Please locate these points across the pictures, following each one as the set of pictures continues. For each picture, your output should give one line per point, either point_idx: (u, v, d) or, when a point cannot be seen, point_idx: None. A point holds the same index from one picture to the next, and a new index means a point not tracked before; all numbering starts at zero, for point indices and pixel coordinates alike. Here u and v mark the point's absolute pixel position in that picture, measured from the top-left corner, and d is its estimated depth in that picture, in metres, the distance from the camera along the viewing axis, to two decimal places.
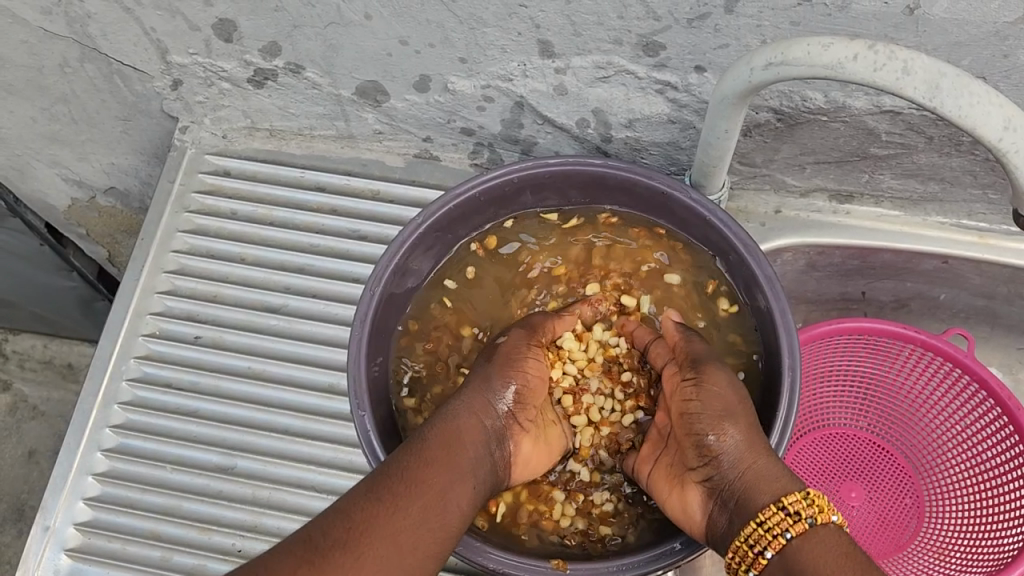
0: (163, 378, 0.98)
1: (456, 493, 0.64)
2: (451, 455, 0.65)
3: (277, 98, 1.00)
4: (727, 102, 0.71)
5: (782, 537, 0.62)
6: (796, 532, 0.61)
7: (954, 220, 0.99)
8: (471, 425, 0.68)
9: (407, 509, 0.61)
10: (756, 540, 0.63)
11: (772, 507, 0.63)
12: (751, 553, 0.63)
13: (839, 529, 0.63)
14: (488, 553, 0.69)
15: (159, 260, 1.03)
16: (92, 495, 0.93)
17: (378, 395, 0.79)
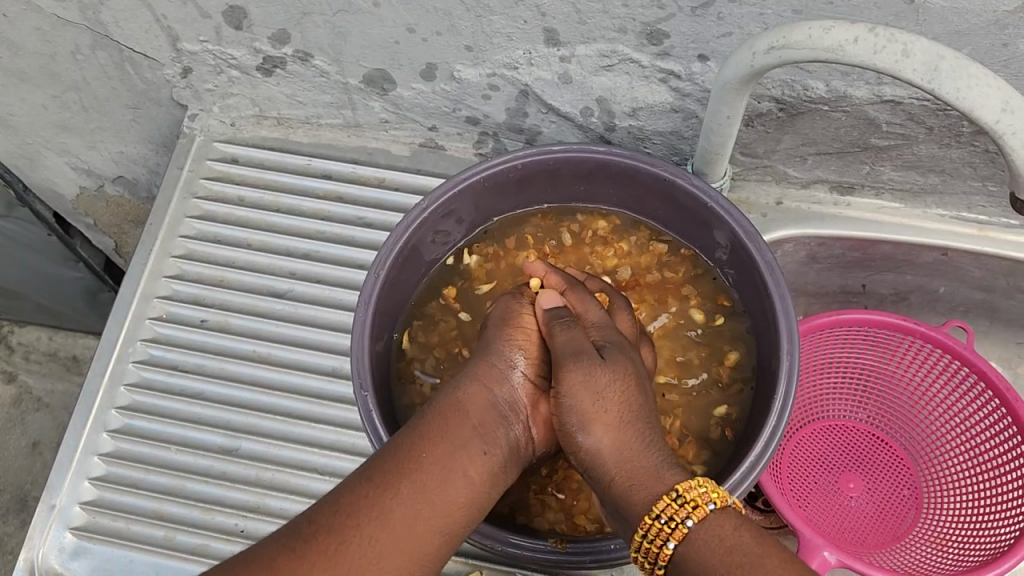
0: (169, 361, 0.99)
1: (458, 464, 0.62)
2: (452, 427, 0.64)
3: (285, 86, 1.02)
4: (729, 87, 0.72)
5: (705, 507, 0.59)
6: (718, 506, 0.60)
7: (954, 212, 0.99)
8: (477, 395, 0.66)
9: (395, 493, 0.60)
10: (675, 512, 0.59)
11: (694, 482, 0.60)
12: (668, 526, 0.59)
13: (720, 515, 0.60)
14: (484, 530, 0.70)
15: (167, 245, 1.04)
16: (98, 474, 0.94)
17: (381, 385, 0.80)
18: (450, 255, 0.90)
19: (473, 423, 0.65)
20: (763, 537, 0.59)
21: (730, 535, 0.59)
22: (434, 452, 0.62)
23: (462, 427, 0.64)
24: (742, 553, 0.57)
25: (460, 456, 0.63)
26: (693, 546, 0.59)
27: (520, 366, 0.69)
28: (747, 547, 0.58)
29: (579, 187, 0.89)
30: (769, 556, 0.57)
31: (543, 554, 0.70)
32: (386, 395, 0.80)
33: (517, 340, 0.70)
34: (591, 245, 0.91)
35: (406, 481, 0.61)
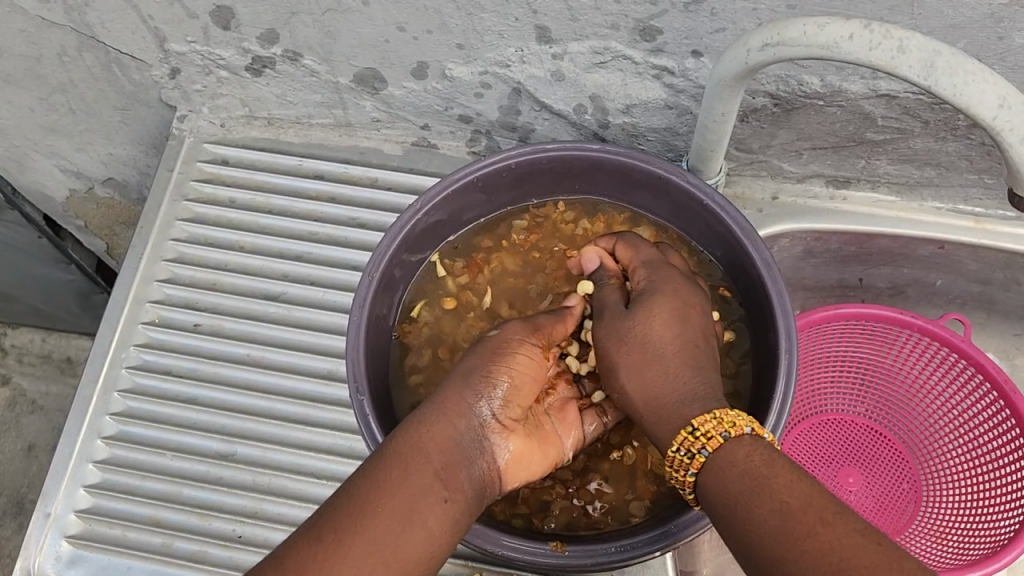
0: (162, 366, 0.98)
1: (406, 521, 0.59)
2: (408, 473, 0.60)
3: (275, 86, 1.01)
4: (723, 84, 0.72)
5: (721, 437, 0.61)
6: (733, 434, 0.61)
7: (950, 205, 0.99)
8: (441, 434, 0.63)
9: (345, 560, 0.56)
10: (692, 445, 0.62)
11: (709, 415, 0.62)
12: (687, 456, 0.62)
13: (737, 439, 0.61)
14: (480, 531, 0.70)
15: (158, 248, 1.03)
16: (93, 482, 0.94)
17: (378, 390, 0.79)
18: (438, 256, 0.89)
19: (435, 468, 0.61)
20: (777, 460, 0.60)
21: (741, 461, 0.60)
22: (386, 507, 0.59)
23: (422, 471, 0.61)
24: (752, 479, 0.58)
25: (412, 509, 0.59)
26: (710, 476, 0.61)
27: (490, 401, 0.65)
28: (759, 472, 0.59)
29: (573, 183, 0.88)
30: (777, 478, 0.58)
31: (542, 557, 0.69)
32: (383, 399, 0.80)
33: (496, 369, 0.66)
34: (574, 225, 0.89)
35: (349, 545, 0.57)
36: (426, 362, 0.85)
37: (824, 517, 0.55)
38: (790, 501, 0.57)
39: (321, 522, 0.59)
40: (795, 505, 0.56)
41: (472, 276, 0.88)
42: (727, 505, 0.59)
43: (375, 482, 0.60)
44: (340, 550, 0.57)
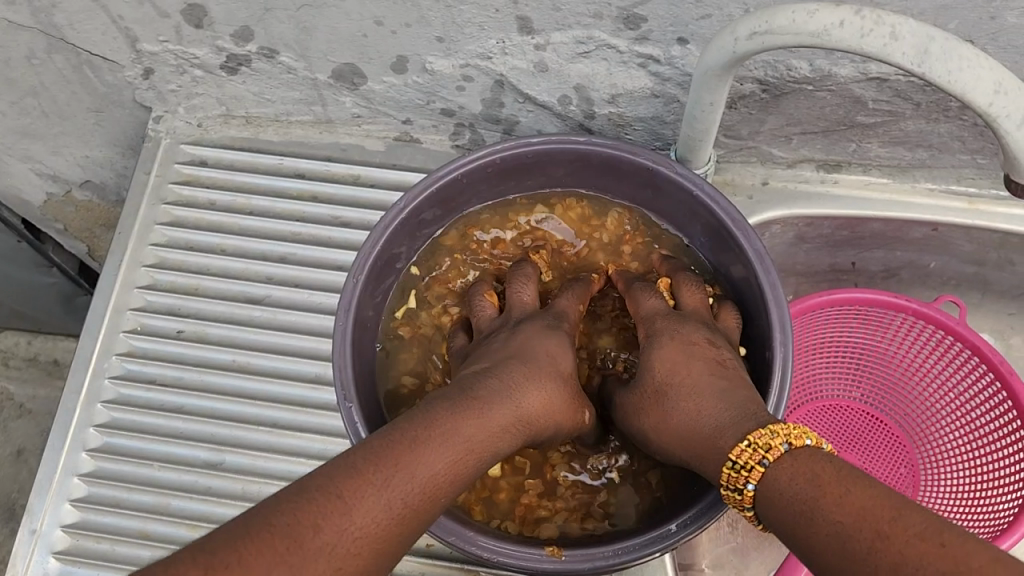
0: (146, 375, 0.96)
1: (433, 507, 0.58)
2: (459, 454, 0.60)
3: (252, 84, 0.98)
4: (710, 74, 0.70)
5: (761, 466, 0.61)
6: (773, 460, 0.60)
7: (943, 185, 0.97)
8: (495, 426, 0.63)
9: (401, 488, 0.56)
10: (737, 480, 0.62)
11: (743, 443, 0.62)
12: (739, 493, 0.63)
13: (776, 466, 0.60)
14: (479, 543, 0.70)
15: (137, 254, 1.01)
16: (79, 496, 0.92)
17: (366, 395, 0.78)
18: (414, 264, 0.87)
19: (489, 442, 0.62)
20: (825, 474, 0.58)
21: (787, 488, 0.59)
22: (431, 483, 0.58)
23: (482, 436, 0.62)
24: (803, 505, 0.57)
25: (444, 492, 0.58)
26: (767, 505, 0.61)
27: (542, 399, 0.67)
28: (807, 496, 0.57)
29: (557, 176, 0.86)
30: (828, 496, 0.56)
31: (539, 563, 0.69)
32: (371, 404, 0.79)
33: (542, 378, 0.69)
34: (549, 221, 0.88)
35: (391, 503, 0.55)
36: (415, 365, 0.84)
37: (884, 529, 0.52)
38: (841, 521, 0.54)
39: (373, 460, 0.56)
40: (850, 520, 0.54)
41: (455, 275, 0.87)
42: (789, 538, 0.58)
43: (432, 448, 0.58)
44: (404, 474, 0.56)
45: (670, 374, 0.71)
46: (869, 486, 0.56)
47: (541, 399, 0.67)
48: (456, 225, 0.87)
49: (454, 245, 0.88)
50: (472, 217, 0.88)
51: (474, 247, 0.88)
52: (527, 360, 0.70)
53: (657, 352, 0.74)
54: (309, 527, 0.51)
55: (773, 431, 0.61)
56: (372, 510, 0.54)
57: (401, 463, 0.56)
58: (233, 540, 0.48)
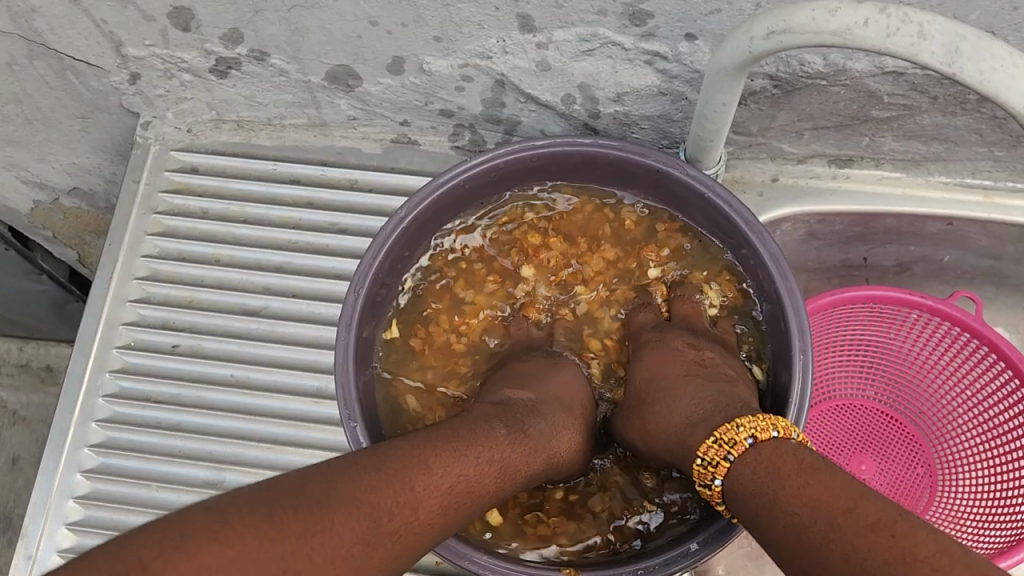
0: (141, 393, 0.93)
1: (475, 512, 0.62)
2: (504, 466, 0.64)
3: (242, 87, 0.95)
4: (724, 74, 0.67)
5: (726, 461, 0.62)
6: (736, 455, 0.62)
7: (958, 178, 0.95)
8: (534, 442, 0.67)
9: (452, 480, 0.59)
10: (706, 476, 0.64)
11: (711, 440, 0.64)
12: (710, 488, 0.64)
13: (739, 461, 0.61)
14: (483, 560, 0.68)
15: (129, 266, 0.97)
16: (75, 519, 0.89)
17: (370, 412, 0.75)
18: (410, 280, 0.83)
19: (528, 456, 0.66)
20: (782, 464, 0.59)
21: (750, 479, 0.60)
22: (482, 490, 0.61)
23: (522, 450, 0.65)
24: (763, 496, 0.58)
25: (487, 499, 0.62)
26: (733, 500, 0.62)
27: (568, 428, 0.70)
28: (767, 487, 0.58)
29: (562, 178, 0.83)
30: (784, 487, 0.57)
31: None
32: (376, 422, 0.76)
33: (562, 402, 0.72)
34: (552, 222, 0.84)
35: (449, 504, 0.59)
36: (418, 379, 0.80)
37: (836, 520, 0.53)
38: (798, 511, 0.55)
39: (441, 458, 0.59)
40: (803, 512, 0.55)
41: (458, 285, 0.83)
42: (752, 526, 0.59)
43: (487, 457, 0.62)
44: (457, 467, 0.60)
45: (657, 375, 0.73)
46: (826, 475, 0.56)
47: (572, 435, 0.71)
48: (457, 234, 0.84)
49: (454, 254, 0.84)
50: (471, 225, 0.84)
51: (474, 257, 0.84)
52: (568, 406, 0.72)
53: (648, 358, 0.75)
54: (384, 506, 0.54)
55: (738, 426, 0.63)
56: (435, 503, 0.57)
57: (464, 468, 0.60)
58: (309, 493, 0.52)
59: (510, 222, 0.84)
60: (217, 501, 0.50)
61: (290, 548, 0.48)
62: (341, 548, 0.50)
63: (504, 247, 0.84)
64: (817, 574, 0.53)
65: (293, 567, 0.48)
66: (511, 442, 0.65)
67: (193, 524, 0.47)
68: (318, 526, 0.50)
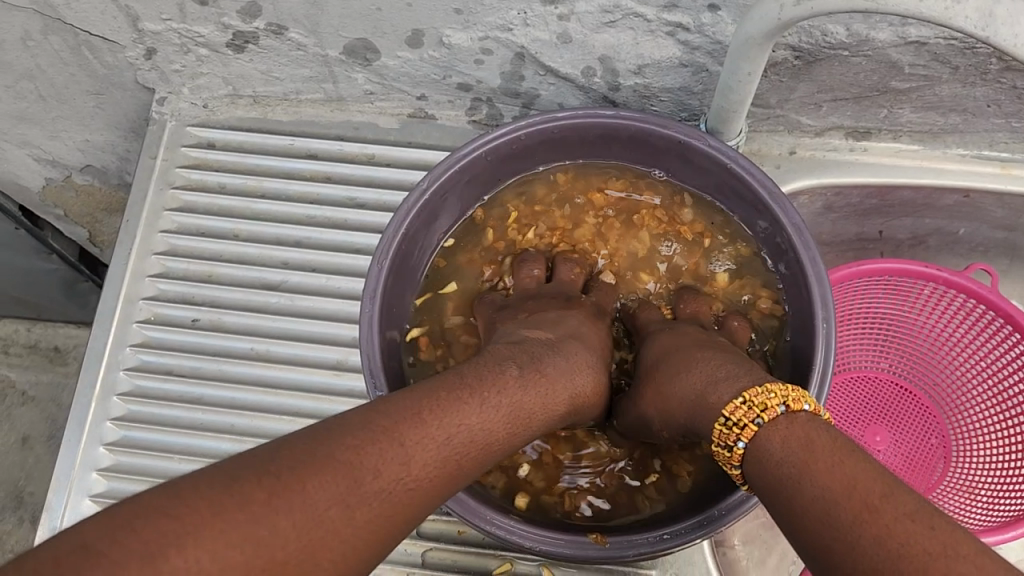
0: (163, 366, 0.93)
1: (484, 461, 0.56)
2: (514, 415, 0.58)
3: (259, 62, 0.94)
4: (751, 42, 0.67)
5: (753, 425, 0.57)
6: (767, 420, 0.57)
7: (975, 151, 0.95)
8: (554, 393, 0.62)
9: (447, 428, 0.53)
10: (728, 438, 0.59)
11: (739, 401, 0.59)
12: (728, 451, 0.59)
13: (770, 428, 0.57)
14: (508, 524, 0.69)
15: (147, 242, 0.98)
16: (100, 491, 0.89)
17: (394, 372, 0.76)
18: (450, 237, 0.85)
19: (537, 405, 0.60)
20: (816, 438, 0.54)
21: (778, 449, 0.55)
22: (490, 439, 0.56)
23: (534, 398, 0.60)
24: (792, 467, 0.53)
25: (496, 450, 0.57)
26: (752, 465, 0.57)
27: (577, 375, 0.65)
28: (795, 459, 0.53)
29: (584, 150, 0.83)
30: (817, 463, 0.52)
31: (584, 550, 0.68)
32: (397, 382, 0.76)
33: (569, 348, 0.68)
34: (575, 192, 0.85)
35: (447, 464, 0.52)
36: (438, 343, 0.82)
37: (871, 502, 0.48)
38: (830, 488, 0.50)
39: (437, 409, 0.53)
40: (836, 489, 0.50)
41: (485, 250, 0.86)
42: (768, 496, 0.55)
43: (493, 401, 0.57)
44: (455, 412, 0.54)
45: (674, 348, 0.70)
46: (865, 460, 0.51)
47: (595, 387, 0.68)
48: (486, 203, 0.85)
49: (479, 230, 0.85)
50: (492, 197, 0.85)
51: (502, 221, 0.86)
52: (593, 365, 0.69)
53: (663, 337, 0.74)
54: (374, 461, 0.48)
55: (770, 392, 0.58)
56: (433, 459, 0.51)
57: (467, 416, 0.54)
58: (281, 453, 0.45)
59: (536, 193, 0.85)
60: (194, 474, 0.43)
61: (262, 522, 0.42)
62: (323, 518, 0.44)
63: (529, 214, 0.86)
64: (836, 558, 0.48)
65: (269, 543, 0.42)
66: (523, 387, 0.59)
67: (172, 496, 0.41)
68: (293, 491, 0.44)
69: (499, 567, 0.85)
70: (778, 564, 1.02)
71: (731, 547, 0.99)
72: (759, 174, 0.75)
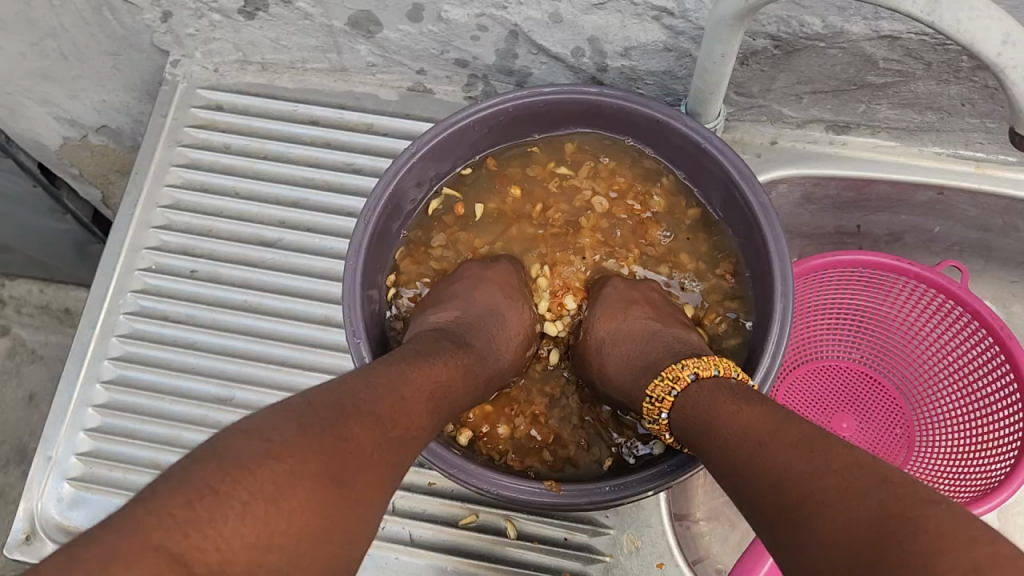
0: (160, 312, 0.98)
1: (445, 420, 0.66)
2: (461, 383, 0.69)
3: (269, 29, 0.99)
4: (724, 24, 0.71)
5: (670, 398, 0.67)
6: (679, 390, 0.67)
7: (950, 150, 0.98)
8: (483, 362, 0.73)
9: (424, 383, 0.63)
10: (653, 412, 0.69)
11: (658, 378, 0.69)
12: (657, 424, 0.69)
13: (683, 398, 0.66)
14: (464, 468, 0.72)
15: (154, 194, 1.03)
16: (93, 425, 0.94)
17: (372, 310, 0.81)
18: (467, 166, 0.88)
19: (475, 372, 0.71)
20: (721, 396, 0.62)
21: (689, 406, 0.65)
22: (449, 392, 0.66)
23: (473, 368, 0.71)
24: (701, 415, 0.63)
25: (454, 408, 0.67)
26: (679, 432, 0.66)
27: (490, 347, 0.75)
28: (702, 415, 0.63)
29: (567, 126, 0.87)
30: (722, 413, 0.61)
31: (537, 496, 0.72)
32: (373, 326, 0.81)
33: (475, 328, 0.76)
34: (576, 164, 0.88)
35: (428, 410, 0.62)
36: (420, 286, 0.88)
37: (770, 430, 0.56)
38: (730, 435, 0.59)
39: (417, 374, 0.63)
40: (749, 419, 0.58)
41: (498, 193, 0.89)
42: (692, 448, 0.63)
43: (449, 372, 0.67)
44: (428, 375, 0.64)
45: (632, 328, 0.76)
46: (761, 404, 0.60)
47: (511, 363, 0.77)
48: (501, 152, 0.89)
49: (488, 178, 0.89)
50: (504, 148, 0.89)
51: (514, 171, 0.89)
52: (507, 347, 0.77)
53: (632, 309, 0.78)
54: (389, 418, 0.57)
55: (683, 365, 0.67)
56: (422, 408, 0.61)
57: (429, 377, 0.64)
58: (318, 406, 0.54)
59: (542, 152, 0.89)
60: (254, 426, 0.51)
61: (326, 480, 0.50)
62: (365, 475, 0.53)
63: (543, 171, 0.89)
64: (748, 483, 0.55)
65: (335, 477, 0.51)
66: (457, 357, 0.70)
67: (249, 448, 0.49)
68: (348, 441, 0.53)
69: (464, 518, 0.89)
70: (739, 540, 1.04)
71: (694, 521, 1.03)
72: (734, 156, 0.79)
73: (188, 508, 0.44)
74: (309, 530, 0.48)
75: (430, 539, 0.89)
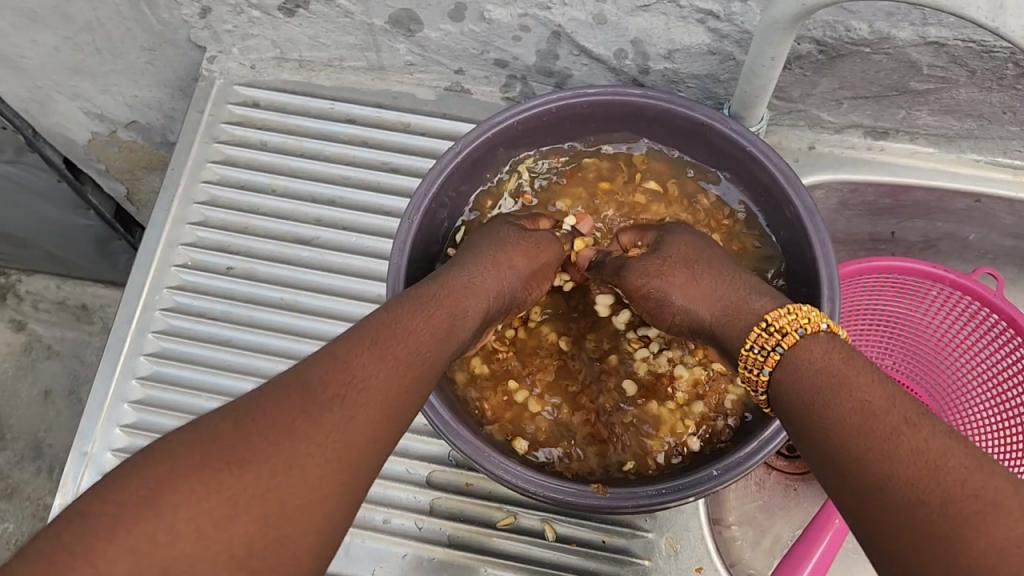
0: (196, 309, 0.98)
1: (425, 384, 0.63)
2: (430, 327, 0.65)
3: (308, 27, 0.99)
4: (776, 27, 0.71)
5: (795, 333, 0.63)
6: (808, 332, 0.63)
7: (988, 157, 0.98)
8: (457, 299, 0.69)
9: (376, 340, 0.61)
10: (766, 341, 0.64)
11: (784, 310, 0.65)
12: (761, 354, 0.65)
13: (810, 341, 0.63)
14: (513, 469, 0.72)
15: (190, 190, 1.03)
16: (130, 422, 0.94)
17: None
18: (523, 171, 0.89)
19: (448, 309, 0.68)
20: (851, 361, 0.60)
21: (818, 358, 0.61)
22: (412, 335, 0.63)
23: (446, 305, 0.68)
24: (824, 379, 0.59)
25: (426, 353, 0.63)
26: (786, 373, 0.62)
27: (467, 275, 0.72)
28: (832, 373, 0.59)
29: (608, 129, 0.87)
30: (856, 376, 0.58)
31: (587, 499, 0.72)
32: None
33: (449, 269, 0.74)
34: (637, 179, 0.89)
35: (381, 360, 0.59)
36: None
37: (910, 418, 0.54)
38: (869, 400, 0.56)
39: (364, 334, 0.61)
40: (879, 404, 0.56)
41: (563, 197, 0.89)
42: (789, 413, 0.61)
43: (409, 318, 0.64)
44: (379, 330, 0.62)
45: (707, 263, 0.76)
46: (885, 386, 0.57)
47: (493, 282, 0.73)
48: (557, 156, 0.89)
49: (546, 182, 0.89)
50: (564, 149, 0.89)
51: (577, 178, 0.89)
52: (482, 265, 0.74)
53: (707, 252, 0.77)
54: (322, 384, 0.55)
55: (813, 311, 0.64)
56: (375, 368, 0.59)
57: (383, 332, 0.61)
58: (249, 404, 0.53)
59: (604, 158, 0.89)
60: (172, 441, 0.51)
61: (216, 481, 0.49)
62: (288, 464, 0.51)
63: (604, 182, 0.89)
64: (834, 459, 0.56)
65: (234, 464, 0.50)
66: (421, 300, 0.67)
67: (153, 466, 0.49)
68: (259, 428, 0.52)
69: (503, 519, 0.89)
70: (771, 546, 1.03)
71: (726, 525, 1.03)
72: (778, 158, 0.79)
73: (81, 548, 0.45)
74: (204, 538, 0.47)
75: (467, 540, 0.89)
